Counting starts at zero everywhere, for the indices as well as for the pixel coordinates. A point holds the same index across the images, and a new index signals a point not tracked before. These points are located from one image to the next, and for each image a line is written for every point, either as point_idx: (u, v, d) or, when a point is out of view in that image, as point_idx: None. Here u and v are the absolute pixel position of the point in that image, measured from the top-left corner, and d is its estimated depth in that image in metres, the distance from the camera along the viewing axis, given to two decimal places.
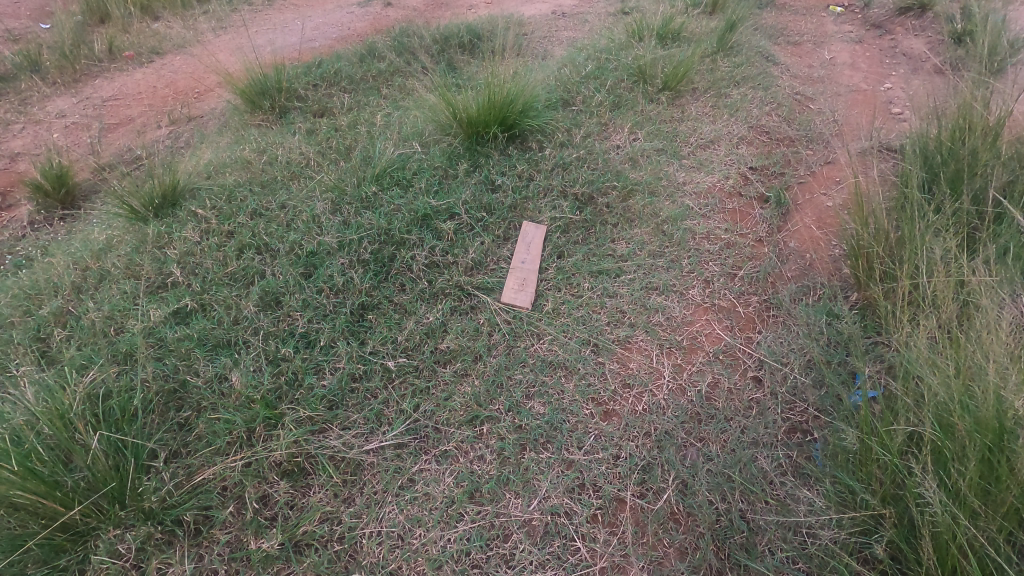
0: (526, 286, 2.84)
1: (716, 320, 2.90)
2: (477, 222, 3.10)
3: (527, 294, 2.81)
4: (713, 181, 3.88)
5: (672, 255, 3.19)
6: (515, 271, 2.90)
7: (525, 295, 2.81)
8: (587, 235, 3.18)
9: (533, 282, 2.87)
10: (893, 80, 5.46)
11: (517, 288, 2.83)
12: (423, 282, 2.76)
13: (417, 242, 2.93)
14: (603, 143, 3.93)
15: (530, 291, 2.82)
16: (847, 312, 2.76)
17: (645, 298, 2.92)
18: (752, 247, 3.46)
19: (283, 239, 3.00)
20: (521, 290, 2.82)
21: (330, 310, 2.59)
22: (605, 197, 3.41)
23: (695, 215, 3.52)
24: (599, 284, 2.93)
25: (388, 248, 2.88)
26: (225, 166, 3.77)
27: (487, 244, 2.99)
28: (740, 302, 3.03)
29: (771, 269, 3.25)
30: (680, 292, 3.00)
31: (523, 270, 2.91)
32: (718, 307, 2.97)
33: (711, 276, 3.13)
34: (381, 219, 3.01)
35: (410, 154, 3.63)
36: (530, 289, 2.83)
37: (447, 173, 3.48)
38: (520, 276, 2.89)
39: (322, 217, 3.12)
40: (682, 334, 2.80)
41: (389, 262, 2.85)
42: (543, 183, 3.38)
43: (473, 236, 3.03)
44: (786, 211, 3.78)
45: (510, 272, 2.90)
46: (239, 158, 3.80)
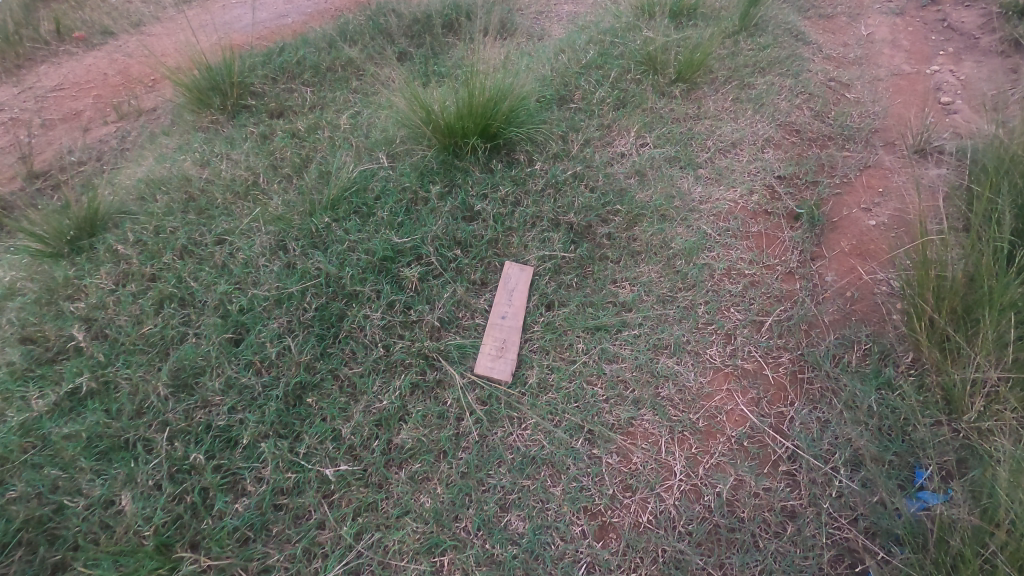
0: (506, 351, 2.31)
1: (740, 390, 2.37)
2: (449, 265, 2.55)
3: (507, 361, 2.29)
4: (735, 198, 3.28)
5: (687, 300, 2.63)
6: (494, 330, 2.37)
7: (504, 363, 2.28)
8: (583, 277, 2.63)
9: (515, 344, 2.34)
10: (940, 61, 4.75)
11: (495, 353, 2.30)
12: (378, 351, 2.24)
13: (372, 294, 2.39)
14: (605, 151, 3.32)
15: (511, 358, 2.29)
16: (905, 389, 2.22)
17: (652, 363, 2.39)
18: (781, 284, 2.91)
19: (214, 288, 2.48)
20: (500, 358, 2.29)
21: (258, 393, 2.09)
22: (605, 226, 2.84)
23: (713, 245, 2.94)
24: (596, 346, 2.40)
25: (336, 305, 2.34)
26: (160, 183, 3.21)
27: (460, 294, 2.45)
28: (768, 364, 2.50)
29: (803, 316, 2.71)
30: (695, 352, 2.46)
31: (504, 328, 2.38)
32: (741, 372, 2.44)
33: (733, 329, 2.58)
34: (331, 264, 2.47)
35: (373, 169, 3.05)
36: (511, 354, 2.30)
37: (417, 196, 2.90)
38: (499, 335, 2.35)
39: (261, 258, 2.57)
40: (698, 412, 2.27)
41: (338, 321, 2.32)
42: (530, 210, 2.81)
43: (443, 283, 2.49)
44: (821, 233, 3.20)
45: (487, 331, 2.37)
46: (176, 174, 3.24)
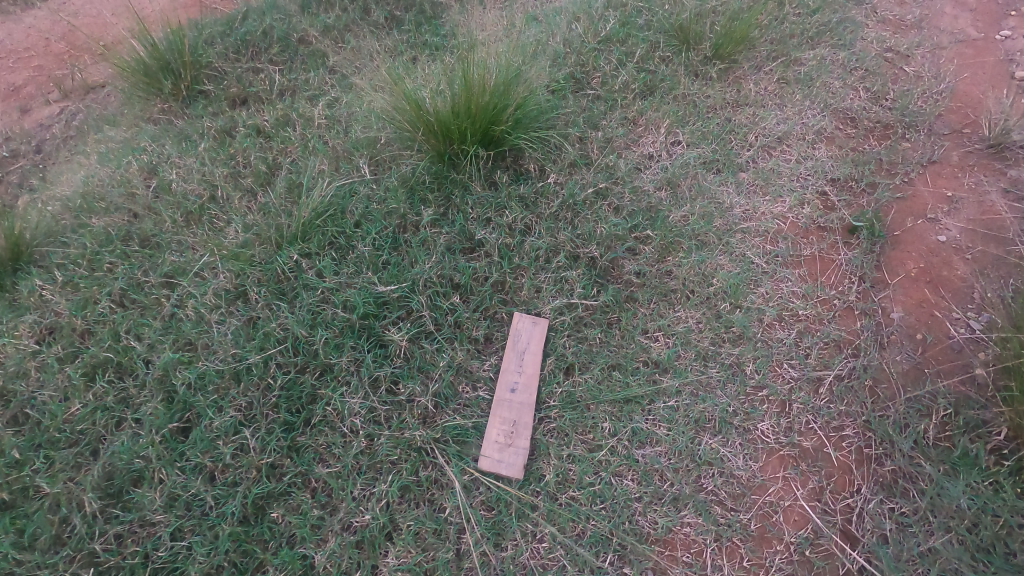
0: (518, 436, 1.89)
1: (799, 478, 1.97)
2: (445, 319, 2.09)
3: (519, 451, 1.87)
4: (783, 211, 2.77)
5: (732, 357, 2.19)
6: (502, 408, 1.94)
7: (515, 453, 1.86)
8: (608, 330, 2.17)
9: (528, 426, 1.91)
10: (1014, 20, 4.03)
11: (504, 440, 1.88)
12: (358, 445, 1.81)
13: (351, 365, 1.94)
14: (630, 154, 2.77)
15: (523, 447, 1.87)
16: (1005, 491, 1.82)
17: (693, 445, 1.97)
18: (839, 325, 2.45)
19: (159, 353, 2.03)
20: (510, 447, 1.87)
21: (210, 509, 1.68)
22: (633, 260, 2.35)
23: (760, 278, 2.46)
24: (625, 425, 1.97)
25: (307, 382, 1.90)
26: (98, 196, 2.67)
27: (460, 360, 2.00)
28: (829, 439, 2.08)
29: (869, 371, 2.27)
30: (744, 427, 2.04)
31: (515, 405, 1.95)
32: (799, 453, 2.02)
33: (788, 392, 2.15)
34: (300, 324, 2.01)
35: (352, 184, 2.52)
36: (524, 441, 1.88)
37: (405, 221, 2.39)
38: (509, 416, 1.92)
39: (215, 310, 2.10)
40: (750, 511, 1.87)
41: (309, 403, 1.88)
42: (543, 241, 2.31)
43: (438, 345, 2.03)
44: (885, 254, 2.70)
45: (495, 409, 1.94)
46: (117, 185, 2.70)
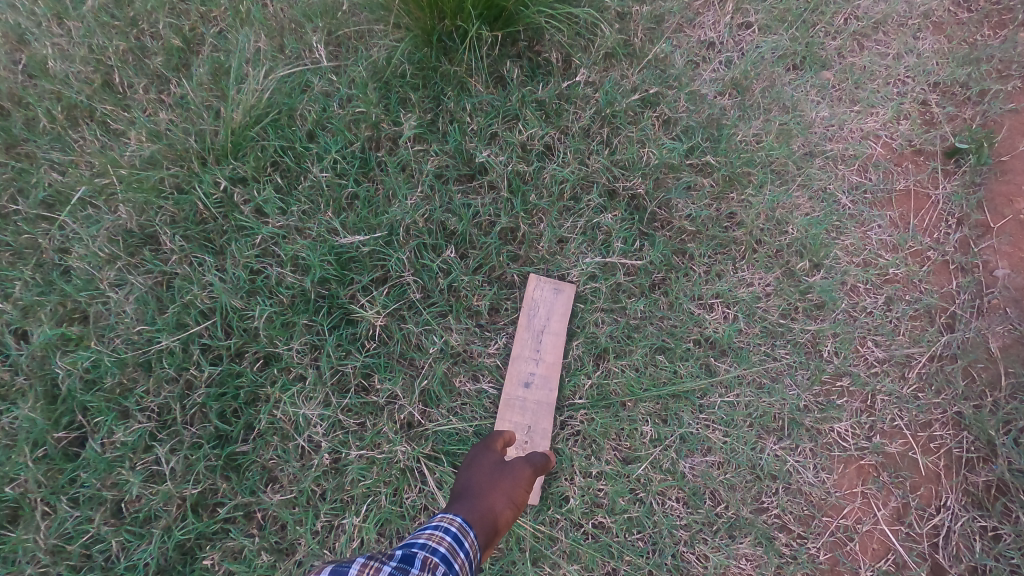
0: (534, 448, 1.44)
1: (880, 494, 1.58)
2: (435, 283, 1.53)
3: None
4: (876, 128, 2.11)
5: (807, 335, 1.70)
6: (514, 408, 1.46)
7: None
8: (652, 297, 1.64)
9: (546, 434, 1.46)
10: None
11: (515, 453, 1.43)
12: (320, 466, 1.34)
13: (305, 353, 1.41)
14: (685, 40, 2.02)
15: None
16: None
17: (754, 454, 1.55)
18: (932, 285, 1.94)
19: (36, 324, 1.44)
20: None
21: (119, 557, 1.24)
22: (689, 198, 1.75)
23: (846, 223, 1.89)
24: (671, 429, 1.52)
25: (244, 377, 1.37)
26: None
27: (456, 344, 1.48)
28: (917, 440, 1.67)
29: (967, 351, 1.81)
30: (818, 428, 1.60)
31: (530, 404, 1.47)
32: (883, 461, 1.61)
33: (872, 382, 1.69)
34: (231, 291, 1.43)
35: (301, 71, 1.77)
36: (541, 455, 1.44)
37: (379, 133, 1.71)
38: (523, 421, 1.45)
39: (111, 263, 1.48)
40: (819, 539, 1.50)
41: (249, 406, 1.37)
42: (569, 171, 1.69)
43: (427, 321, 1.49)
44: (995, 188, 2.10)
45: (504, 410, 1.46)
46: None
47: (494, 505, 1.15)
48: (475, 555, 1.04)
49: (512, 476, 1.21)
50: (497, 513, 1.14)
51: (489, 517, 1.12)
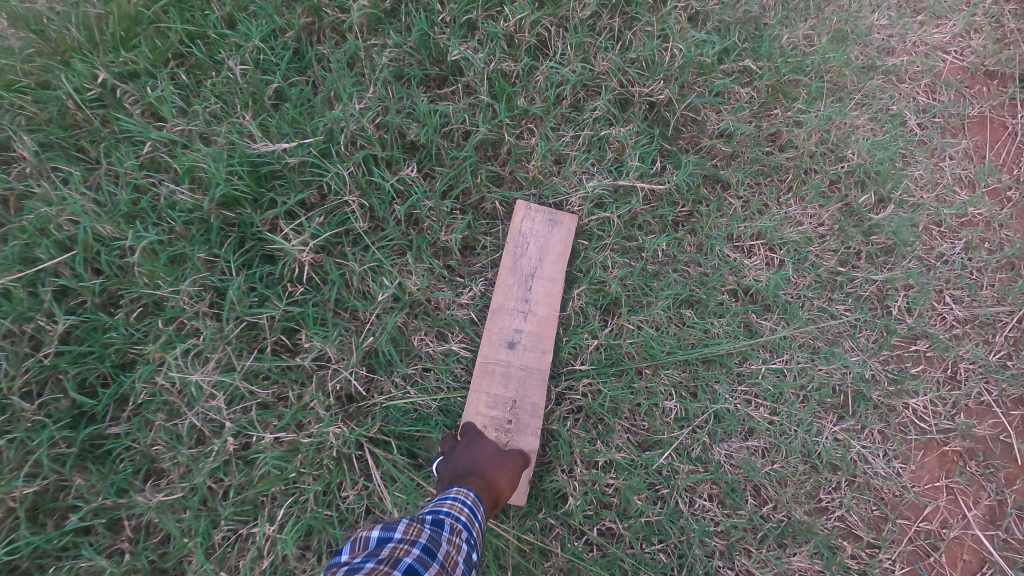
0: (520, 430, 1.06)
1: (967, 490, 1.22)
2: (389, 210, 1.14)
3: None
4: (945, 41, 1.72)
5: (872, 287, 1.33)
6: (494, 377, 1.08)
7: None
8: (676, 235, 1.26)
9: (537, 412, 1.07)
10: None
11: (495, 438, 1.05)
12: (220, 456, 0.96)
13: (202, 298, 1.02)
14: None
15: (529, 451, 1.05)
16: None
17: (810, 438, 1.18)
18: (1015, 230, 1.57)
19: None
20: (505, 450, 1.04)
21: None
22: (722, 111, 1.36)
23: (915, 150, 1.51)
24: (702, 405, 1.15)
25: (116, 333, 0.98)
26: None
27: (415, 289, 1.09)
28: (1012, 421, 1.30)
29: None
30: (889, 405, 1.24)
31: (515, 372, 1.09)
32: (970, 447, 1.25)
33: (955, 347, 1.32)
34: (100, 213, 1.03)
35: None
36: (530, 440, 1.06)
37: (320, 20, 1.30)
38: (505, 394, 1.07)
39: None
40: (895, 549, 1.14)
41: (124, 373, 1.00)
42: (571, 70, 1.28)
43: (375, 258, 1.10)
44: None
45: (479, 379, 1.08)
46: None
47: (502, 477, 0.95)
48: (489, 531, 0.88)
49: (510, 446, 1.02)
50: (505, 489, 0.94)
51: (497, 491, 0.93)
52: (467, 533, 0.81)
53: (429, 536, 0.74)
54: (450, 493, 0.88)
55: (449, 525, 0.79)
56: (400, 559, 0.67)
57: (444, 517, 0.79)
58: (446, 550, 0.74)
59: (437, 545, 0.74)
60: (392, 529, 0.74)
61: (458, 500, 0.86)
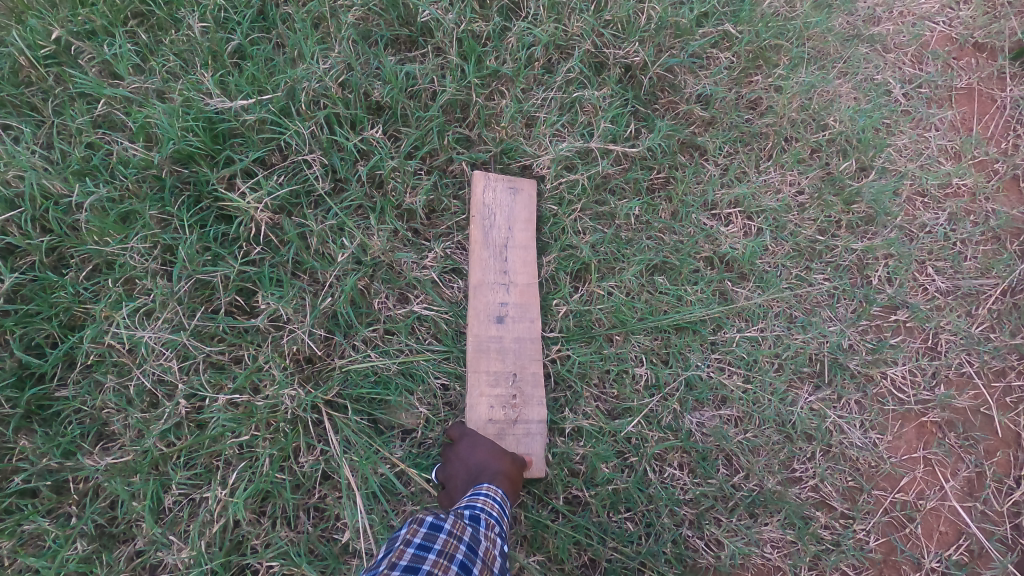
0: (525, 402, 1.04)
1: (947, 462, 1.19)
2: (351, 171, 1.11)
3: (532, 430, 1.03)
4: (933, 11, 1.68)
5: (852, 256, 1.29)
6: (490, 355, 1.06)
7: (527, 434, 1.02)
8: (650, 201, 1.23)
9: (538, 381, 1.06)
10: None
11: (504, 415, 1.02)
12: (169, 417, 0.93)
13: (153, 256, 0.98)
14: None
15: (540, 420, 1.04)
16: None
17: (784, 407, 1.15)
18: (1002, 203, 1.53)
19: None
20: (516, 425, 1.02)
21: None
22: (700, 76, 1.32)
23: (900, 120, 1.47)
24: (674, 372, 1.12)
25: (65, 291, 0.95)
26: None
27: (377, 250, 1.07)
28: (992, 392, 1.28)
29: None
30: (867, 375, 1.21)
31: (509, 345, 1.07)
32: (949, 418, 1.23)
33: (935, 316, 1.29)
34: (49, 169, 0.99)
35: None
36: (538, 409, 1.04)
37: None
38: (503, 369, 1.05)
39: None
40: (870, 519, 1.12)
41: (72, 331, 0.96)
42: (544, 31, 1.25)
43: (336, 220, 1.07)
44: None
45: (475, 360, 1.05)
46: None
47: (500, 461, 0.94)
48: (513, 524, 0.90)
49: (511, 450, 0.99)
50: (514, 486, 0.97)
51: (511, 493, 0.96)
52: (499, 528, 0.82)
53: (472, 532, 0.76)
54: (480, 490, 0.88)
55: (486, 521, 0.80)
56: (454, 555, 0.69)
57: (478, 512, 0.81)
58: (487, 546, 0.76)
59: (478, 541, 0.75)
60: (442, 518, 0.74)
61: (489, 496, 0.87)
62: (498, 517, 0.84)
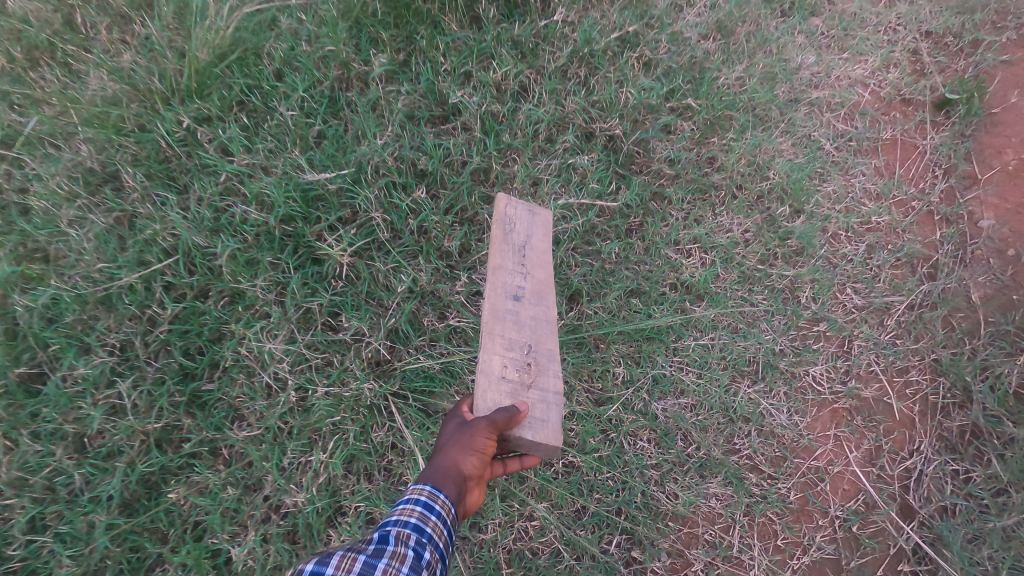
0: (541, 371, 1.20)
1: (853, 438, 1.58)
2: (404, 223, 1.51)
3: (545, 397, 1.17)
4: (863, 77, 2.07)
5: (785, 280, 1.68)
6: (507, 324, 1.22)
7: (541, 399, 1.16)
8: (628, 241, 1.62)
9: (551, 356, 1.22)
10: None
11: (521, 377, 1.17)
12: (285, 402, 1.33)
13: (270, 290, 1.39)
14: None
15: (553, 390, 1.18)
16: None
17: (728, 396, 1.54)
18: (915, 235, 1.91)
19: None
20: (532, 387, 1.17)
21: (80, 489, 1.22)
22: (667, 142, 1.71)
23: (830, 170, 1.86)
24: (644, 370, 1.51)
25: (210, 315, 1.36)
26: None
27: (425, 283, 1.47)
28: (893, 385, 1.66)
29: (948, 298, 1.77)
30: (792, 371, 1.59)
31: (526, 321, 1.25)
32: (856, 404, 1.61)
33: (849, 326, 1.68)
34: (193, 228, 1.40)
35: (268, 10, 1.71)
36: (551, 380, 1.20)
37: (349, 72, 1.67)
38: (523, 339, 1.21)
39: (71, 202, 1.44)
40: (790, 479, 1.50)
41: (214, 343, 1.37)
42: (547, 111, 1.65)
43: (395, 261, 1.48)
44: (975, 139, 2.09)
45: (496, 325, 1.20)
46: None
47: (469, 463, 1.02)
48: (449, 511, 0.96)
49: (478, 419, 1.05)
50: (469, 463, 1.02)
51: (457, 471, 1.01)
52: (416, 533, 0.91)
53: (374, 548, 0.85)
54: (404, 498, 0.97)
55: (396, 533, 0.89)
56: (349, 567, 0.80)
57: (387, 526, 0.90)
58: (391, 554, 0.85)
59: (381, 553, 0.85)
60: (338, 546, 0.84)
61: (410, 502, 0.95)
62: (421, 518, 0.93)
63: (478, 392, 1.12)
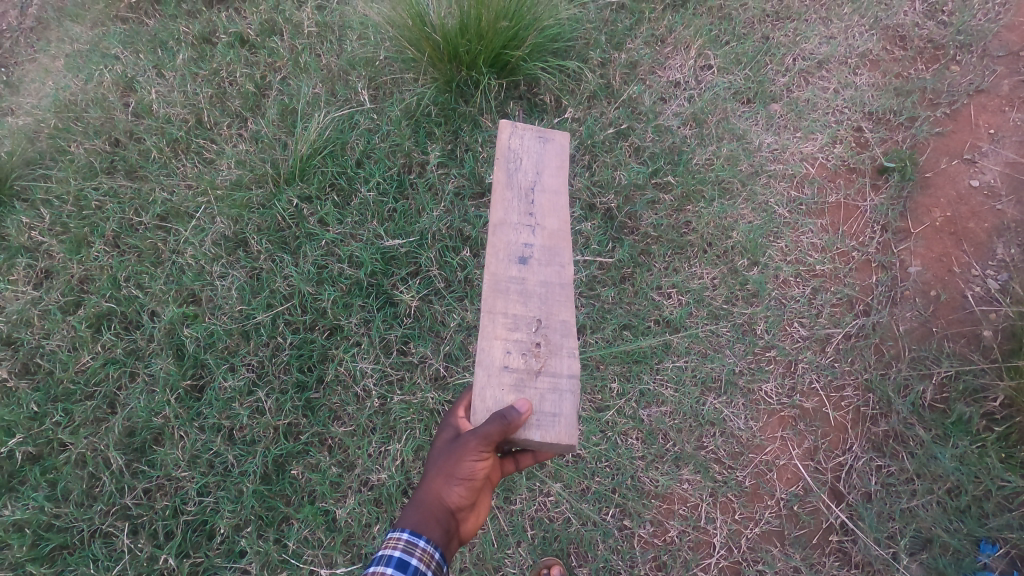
0: (546, 355, 1.54)
1: (795, 439, 2.06)
2: (454, 275, 2.07)
3: (550, 380, 1.51)
4: (814, 151, 2.57)
5: (744, 317, 2.17)
6: (515, 298, 1.59)
7: (545, 381, 1.51)
8: (621, 287, 2.14)
9: (554, 336, 1.55)
10: None
11: (526, 358, 1.53)
12: (372, 406, 1.85)
13: (361, 325, 1.95)
14: (654, 83, 2.54)
15: (555, 366, 1.52)
16: (981, 462, 1.95)
17: (698, 405, 2.02)
18: (855, 279, 2.35)
19: (164, 305, 1.94)
20: (540, 365, 1.53)
21: (232, 465, 1.75)
22: (651, 211, 2.26)
23: (782, 229, 2.36)
24: (633, 385, 2.01)
25: (319, 343, 1.91)
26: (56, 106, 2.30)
27: (471, 320, 2.00)
28: (830, 398, 2.13)
29: (878, 330, 2.23)
30: (748, 387, 2.08)
31: (532, 290, 1.61)
32: (799, 412, 2.10)
33: (795, 352, 2.17)
34: (305, 281, 1.97)
35: (350, 113, 2.29)
36: (555, 357, 1.54)
37: (411, 160, 2.23)
38: (530, 317, 1.57)
39: (216, 261, 1.99)
40: (745, 469, 1.98)
41: (320, 363, 1.91)
42: None
43: (448, 304, 2.03)
44: (909, 196, 2.51)
45: (503, 302, 1.58)
46: (77, 95, 2.33)
47: (450, 495, 1.42)
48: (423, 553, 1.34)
49: (461, 450, 1.41)
50: (450, 495, 1.43)
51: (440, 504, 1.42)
52: None
53: None
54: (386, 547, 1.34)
55: None
56: None
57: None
58: None
59: None
60: None
61: (386, 556, 1.31)
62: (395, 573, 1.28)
63: (484, 383, 1.49)
